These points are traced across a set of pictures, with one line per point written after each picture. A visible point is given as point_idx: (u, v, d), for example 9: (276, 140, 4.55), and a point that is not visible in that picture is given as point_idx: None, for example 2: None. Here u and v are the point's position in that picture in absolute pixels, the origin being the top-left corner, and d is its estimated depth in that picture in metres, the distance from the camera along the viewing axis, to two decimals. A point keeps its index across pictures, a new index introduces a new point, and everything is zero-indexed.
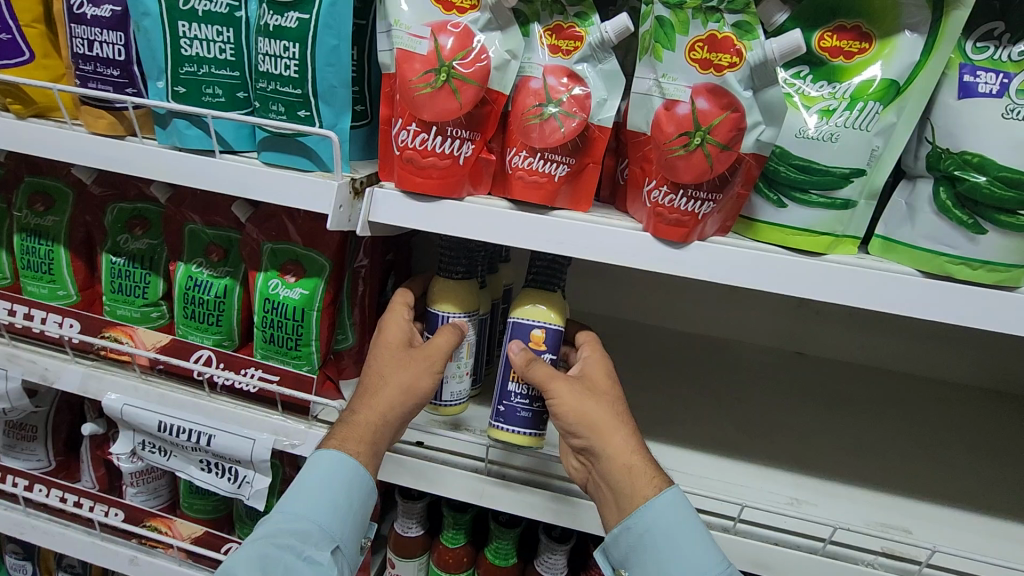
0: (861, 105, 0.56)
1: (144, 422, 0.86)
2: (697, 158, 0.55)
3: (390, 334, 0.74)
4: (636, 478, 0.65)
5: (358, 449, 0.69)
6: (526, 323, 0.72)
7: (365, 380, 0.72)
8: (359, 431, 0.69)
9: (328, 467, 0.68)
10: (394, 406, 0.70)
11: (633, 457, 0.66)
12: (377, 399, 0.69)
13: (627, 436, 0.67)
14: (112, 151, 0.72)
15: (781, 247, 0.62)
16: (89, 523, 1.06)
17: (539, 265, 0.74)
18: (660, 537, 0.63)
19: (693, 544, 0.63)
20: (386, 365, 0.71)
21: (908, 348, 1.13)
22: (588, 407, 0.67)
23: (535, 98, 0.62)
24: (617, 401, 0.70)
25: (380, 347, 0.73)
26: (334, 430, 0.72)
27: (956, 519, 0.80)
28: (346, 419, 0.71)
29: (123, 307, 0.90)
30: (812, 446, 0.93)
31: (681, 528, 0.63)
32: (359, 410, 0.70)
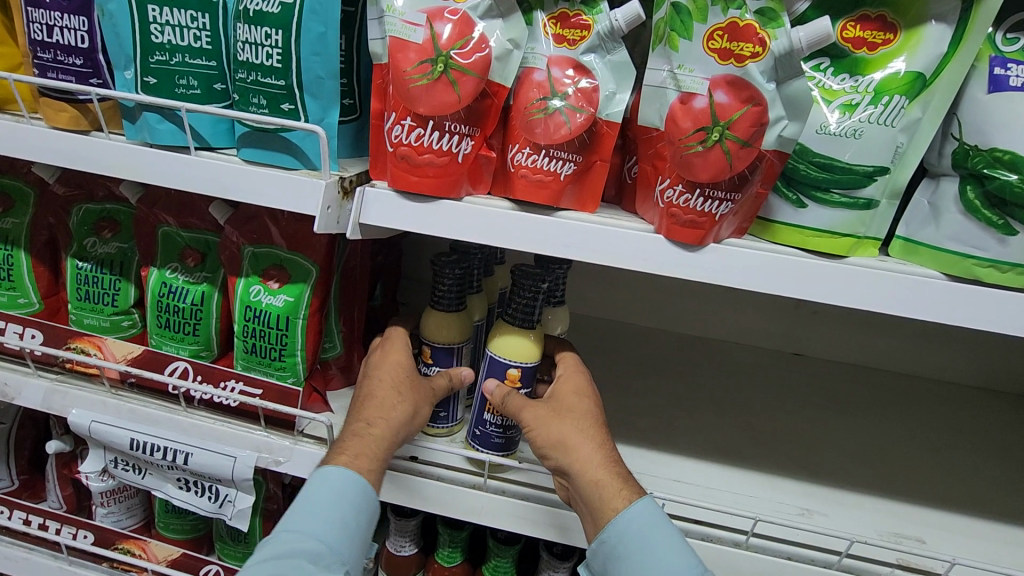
0: (886, 99, 0.53)
1: (115, 439, 0.80)
2: (715, 155, 0.52)
3: (397, 356, 0.72)
4: (606, 491, 0.62)
5: (370, 466, 0.64)
6: (503, 361, 0.70)
7: (377, 392, 0.68)
8: (374, 446, 0.65)
9: (338, 480, 0.62)
10: (408, 426, 0.68)
11: (603, 472, 0.63)
12: (396, 414, 0.67)
13: (597, 451, 0.64)
14: (74, 146, 0.66)
15: (799, 249, 0.58)
16: (56, 546, 0.98)
17: (520, 302, 0.70)
18: (632, 546, 0.59)
19: (667, 551, 0.59)
20: (402, 384, 0.69)
21: (907, 349, 1.12)
22: (553, 427, 0.66)
23: (538, 91, 0.58)
24: (589, 416, 0.67)
25: (390, 365, 0.71)
26: (338, 445, 0.66)
27: (968, 527, 0.78)
28: (352, 433, 0.66)
29: (90, 316, 0.84)
30: (818, 451, 0.90)
31: (653, 534, 0.60)
32: (375, 424, 0.66)
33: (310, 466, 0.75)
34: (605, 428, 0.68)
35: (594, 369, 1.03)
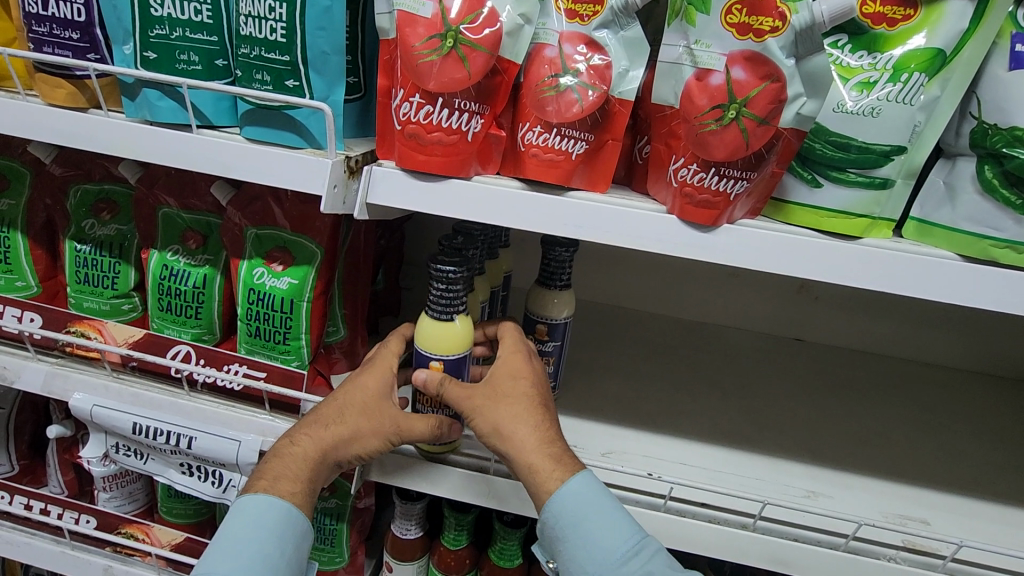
0: (905, 77, 0.52)
1: (117, 424, 0.79)
2: (731, 133, 0.51)
3: (366, 379, 0.68)
4: (542, 474, 0.63)
5: (291, 491, 0.63)
6: (426, 354, 0.69)
7: (320, 410, 0.66)
8: (294, 468, 0.63)
9: (256, 508, 0.62)
10: (343, 449, 0.65)
11: (539, 456, 0.63)
12: (323, 435, 0.65)
13: (532, 435, 0.64)
14: (72, 124, 0.64)
15: (813, 230, 0.58)
16: (58, 531, 0.98)
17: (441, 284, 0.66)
18: (570, 528, 0.61)
19: (606, 521, 0.61)
20: (350, 403, 0.67)
21: (908, 333, 1.12)
22: (490, 414, 0.65)
23: (550, 68, 0.57)
24: (528, 399, 0.66)
25: (351, 384, 0.68)
26: (264, 465, 0.65)
27: (971, 509, 0.79)
28: (284, 448, 0.65)
29: (89, 299, 0.82)
30: (822, 434, 0.90)
31: (592, 508, 0.62)
32: (299, 444, 0.64)
33: None
34: (545, 409, 0.67)
35: (598, 353, 1.03)
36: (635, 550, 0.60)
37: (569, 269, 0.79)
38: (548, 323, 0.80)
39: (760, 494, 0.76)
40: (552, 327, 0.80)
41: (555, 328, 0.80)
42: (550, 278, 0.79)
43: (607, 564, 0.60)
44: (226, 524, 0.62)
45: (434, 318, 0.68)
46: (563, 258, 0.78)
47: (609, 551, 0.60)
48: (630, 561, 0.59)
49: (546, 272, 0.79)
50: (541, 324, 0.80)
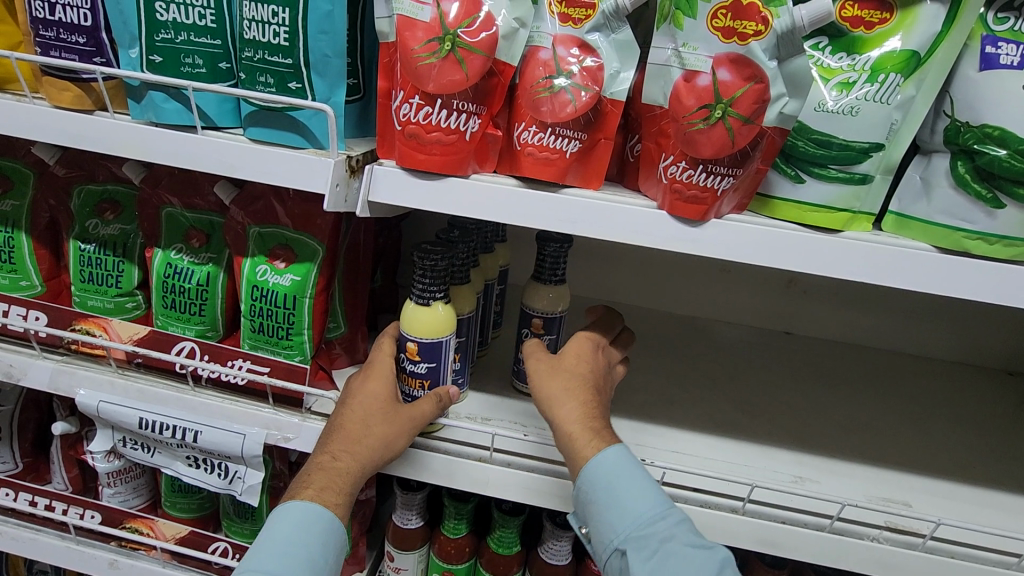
0: (882, 77, 0.55)
1: (123, 419, 0.81)
2: (718, 132, 0.53)
3: (375, 386, 0.71)
4: (577, 442, 0.66)
5: (336, 500, 0.66)
6: (403, 334, 0.73)
7: (345, 425, 0.69)
8: (338, 481, 0.66)
9: (300, 516, 0.64)
10: (374, 458, 0.68)
11: (579, 425, 0.67)
12: (359, 448, 0.67)
13: (577, 406, 0.68)
14: (79, 126, 0.66)
15: (797, 224, 0.60)
16: (64, 527, 1.00)
17: (426, 265, 0.70)
18: (602, 489, 0.63)
19: (637, 487, 0.63)
20: (370, 414, 0.69)
21: (893, 325, 1.16)
22: (544, 383, 0.70)
23: (544, 70, 0.59)
24: (583, 378, 0.71)
25: (365, 395, 0.70)
26: (305, 477, 0.68)
27: (951, 491, 0.82)
28: (316, 465, 0.67)
29: (94, 297, 0.84)
30: (810, 423, 0.93)
31: (626, 477, 0.63)
32: (340, 459, 0.67)
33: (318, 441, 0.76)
34: (596, 390, 0.71)
35: None
36: (659, 515, 0.62)
37: (564, 264, 0.81)
38: (543, 317, 0.82)
39: (750, 479, 0.79)
40: (548, 321, 0.82)
41: (549, 322, 0.82)
42: (547, 273, 0.81)
43: (632, 524, 0.61)
44: (270, 524, 0.65)
45: (415, 301, 0.72)
46: (557, 253, 0.80)
47: (636, 513, 0.62)
48: (654, 523, 0.61)
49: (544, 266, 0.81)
50: (536, 318, 0.82)
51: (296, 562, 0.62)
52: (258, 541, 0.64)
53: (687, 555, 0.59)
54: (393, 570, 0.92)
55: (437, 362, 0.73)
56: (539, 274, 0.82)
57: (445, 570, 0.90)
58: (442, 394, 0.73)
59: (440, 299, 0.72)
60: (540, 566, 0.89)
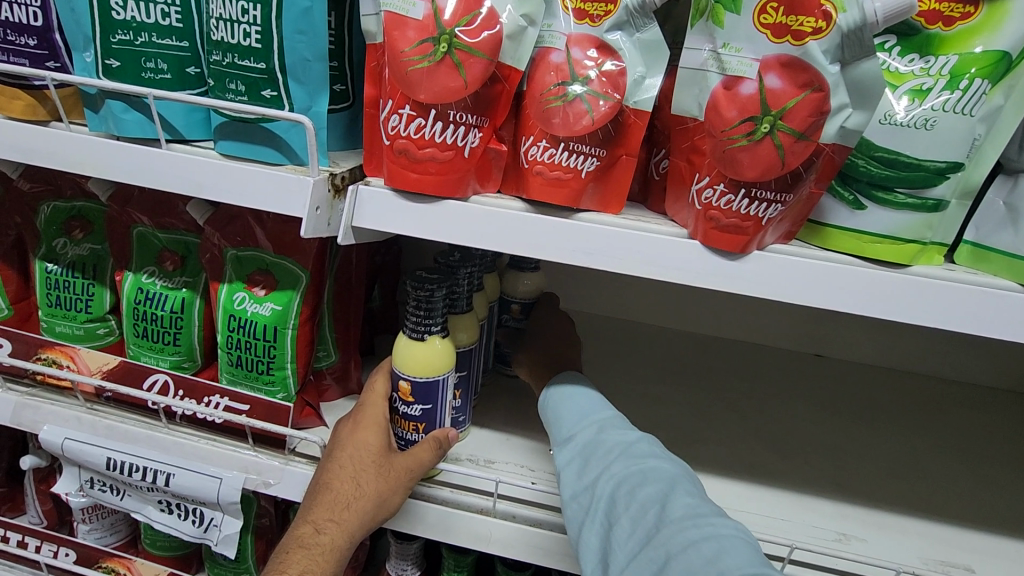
0: (965, 83, 0.45)
1: (90, 459, 0.74)
2: (765, 149, 0.44)
3: (366, 436, 0.63)
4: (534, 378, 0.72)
5: None
6: (396, 371, 0.65)
7: (333, 486, 0.60)
8: (321, 560, 0.58)
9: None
10: (365, 524, 0.60)
11: (533, 362, 0.73)
12: (347, 516, 0.59)
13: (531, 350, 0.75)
14: (31, 139, 0.58)
15: (856, 257, 0.51)
16: (36, 565, 0.92)
17: (419, 296, 0.62)
18: (549, 406, 0.65)
19: (572, 395, 0.64)
20: (362, 472, 0.61)
21: (936, 351, 1.06)
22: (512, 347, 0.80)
23: (556, 75, 0.50)
24: (540, 330, 0.78)
25: (354, 448, 0.62)
26: (283, 554, 0.59)
27: (1018, 553, 0.72)
28: (297, 537, 0.59)
29: (62, 323, 0.77)
30: (850, 466, 0.84)
31: (563, 388, 0.66)
32: (325, 532, 0.59)
33: (301, 489, 0.68)
34: (557, 335, 0.77)
35: (608, 375, 0.96)
36: (588, 414, 0.62)
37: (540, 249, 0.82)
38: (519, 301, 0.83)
39: (788, 538, 0.69)
40: (526, 306, 0.84)
41: (527, 306, 0.83)
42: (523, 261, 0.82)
43: (562, 426, 0.62)
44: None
45: (408, 336, 0.63)
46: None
47: (567, 415, 0.63)
48: (581, 420, 0.61)
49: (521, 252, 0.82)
50: (515, 304, 0.83)
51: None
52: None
53: (607, 444, 0.57)
54: None
55: (434, 404, 0.65)
56: (517, 264, 0.83)
57: None
58: (440, 436, 0.64)
59: (438, 332, 0.64)
60: None
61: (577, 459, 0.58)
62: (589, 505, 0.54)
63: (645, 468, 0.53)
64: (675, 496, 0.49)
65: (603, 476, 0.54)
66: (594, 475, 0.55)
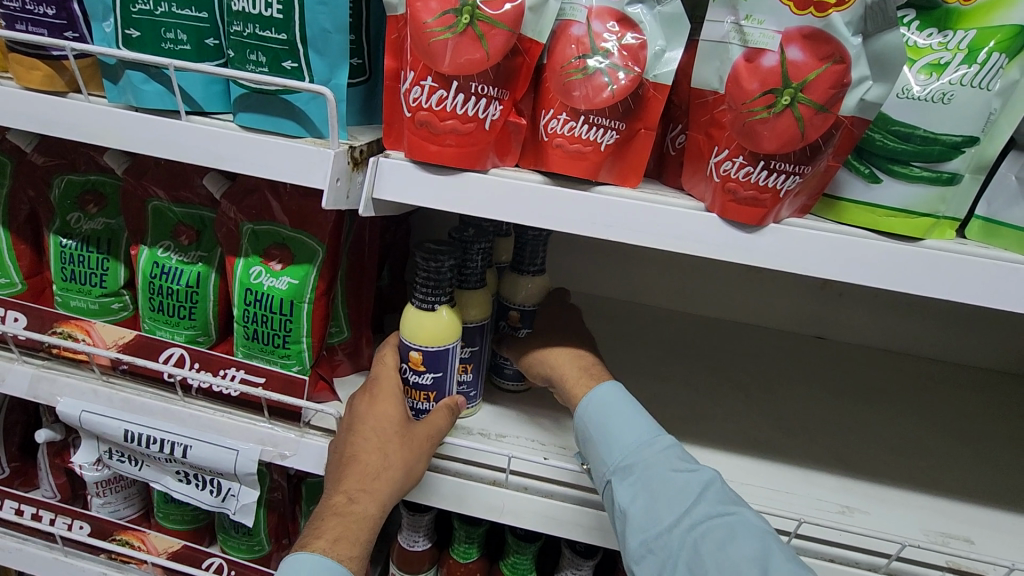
0: (984, 58, 0.46)
1: (108, 430, 0.75)
2: (786, 122, 0.45)
3: (386, 406, 0.64)
4: (571, 383, 0.69)
5: (350, 553, 0.58)
6: (405, 342, 0.66)
7: (360, 456, 0.61)
8: (356, 527, 0.59)
9: (314, 569, 0.55)
10: (393, 492, 0.61)
11: (569, 367, 0.70)
12: (377, 484, 0.60)
13: (563, 354, 0.72)
14: (50, 110, 0.59)
15: (870, 231, 0.52)
16: (50, 537, 0.93)
17: (426, 273, 0.63)
18: (594, 424, 0.64)
19: (624, 417, 0.63)
20: (387, 441, 0.62)
21: (938, 332, 1.07)
22: (529, 348, 0.75)
23: (576, 48, 0.50)
24: (560, 332, 0.75)
25: (375, 419, 0.63)
26: (317, 523, 0.59)
27: (1015, 525, 0.74)
28: (332, 508, 0.59)
29: (76, 298, 0.77)
30: (854, 443, 0.85)
31: (613, 407, 0.64)
32: (357, 500, 0.59)
33: (317, 460, 0.69)
34: (579, 339, 0.74)
35: (615, 354, 0.97)
36: (648, 443, 0.61)
37: (544, 252, 0.77)
38: (519, 309, 0.78)
39: (794, 511, 0.71)
40: (525, 313, 0.78)
41: (528, 313, 0.78)
42: (525, 263, 0.77)
43: (621, 454, 0.61)
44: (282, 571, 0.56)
45: (417, 307, 0.65)
46: (535, 240, 0.76)
47: (625, 443, 0.62)
48: (642, 451, 0.61)
49: (521, 256, 0.77)
50: (514, 311, 0.79)
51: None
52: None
53: (674, 483, 0.58)
54: None
55: (443, 371, 0.67)
56: (516, 266, 0.77)
57: None
58: (452, 402, 0.67)
59: (447, 302, 0.65)
60: None
61: (646, 498, 0.58)
62: (667, 553, 0.55)
63: (733, 522, 0.55)
64: (775, 559, 0.52)
65: (681, 525, 0.56)
66: (669, 520, 0.56)
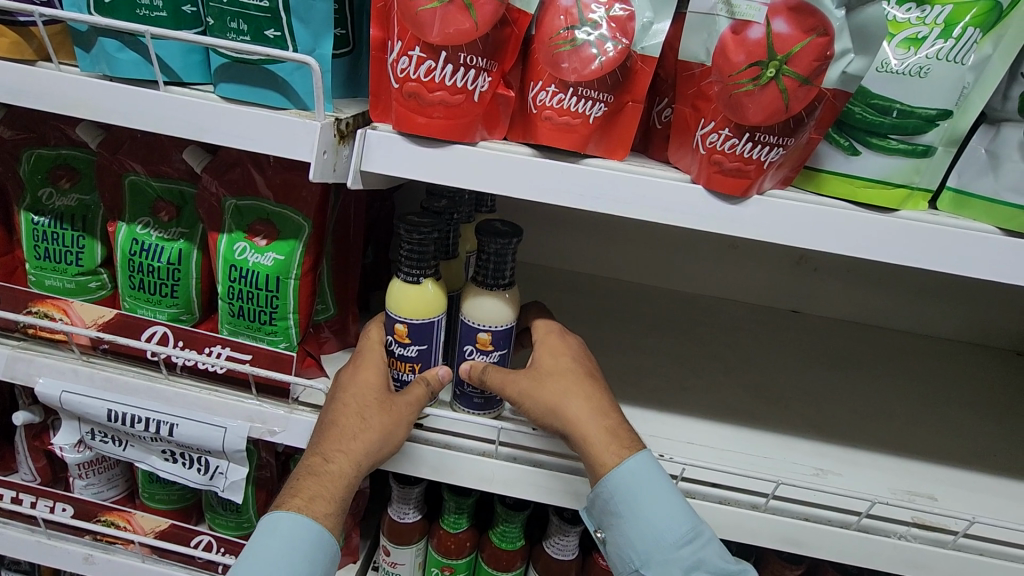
0: (959, 32, 0.47)
1: (90, 411, 0.74)
2: (770, 94, 0.46)
3: (368, 375, 0.65)
4: (596, 447, 0.63)
5: (326, 510, 0.61)
6: (390, 314, 0.66)
7: (338, 421, 0.63)
8: (330, 486, 0.61)
9: (291, 527, 0.59)
10: (370, 456, 0.62)
11: (592, 426, 0.64)
12: (352, 447, 0.61)
13: (584, 407, 0.64)
14: (17, 78, 0.56)
15: (848, 202, 0.53)
16: (32, 521, 0.92)
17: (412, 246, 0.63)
18: (626, 507, 0.62)
19: (661, 508, 0.61)
20: (365, 407, 0.63)
21: (907, 305, 1.11)
22: (539, 394, 0.65)
23: (564, 19, 0.50)
24: (573, 375, 0.67)
25: (356, 386, 0.64)
26: (294, 483, 0.62)
27: (976, 482, 0.78)
28: (308, 470, 0.62)
29: (52, 276, 0.75)
30: (827, 409, 0.89)
31: (649, 491, 0.62)
32: (333, 461, 0.61)
33: (306, 435, 0.70)
34: (593, 383, 0.67)
35: (598, 329, 0.99)
36: (688, 539, 0.61)
37: (510, 266, 0.66)
38: (490, 330, 0.66)
39: (772, 473, 0.74)
40: (499, 334, 0.67)
41: (500, 335, 0.67)
42: (491, 276, 0.66)
43: (658, 548, 0.61)
44: (258, 537, 0.60)
45: (402, 280, 0.65)
46: (500, 251, 0.64)
47: (663, 538, 0.61)
48: (681, 548, 0.61)
49: (486, 267, 0.65)
50: (484, 332, 0.67)
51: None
52: (243, 555, 0.59)
53: None
54: (389, 565, 0.87)
55: (428, 344, 0.67)
56: (478, 277, 0.66)
57: (444, 566, 0.85)
58: (429, 376, 0.66)
59: (431, 275, 0.65)
60: (544, 561, 0.84)
61: None
62: None
63: None
64: None
65: None
66: None
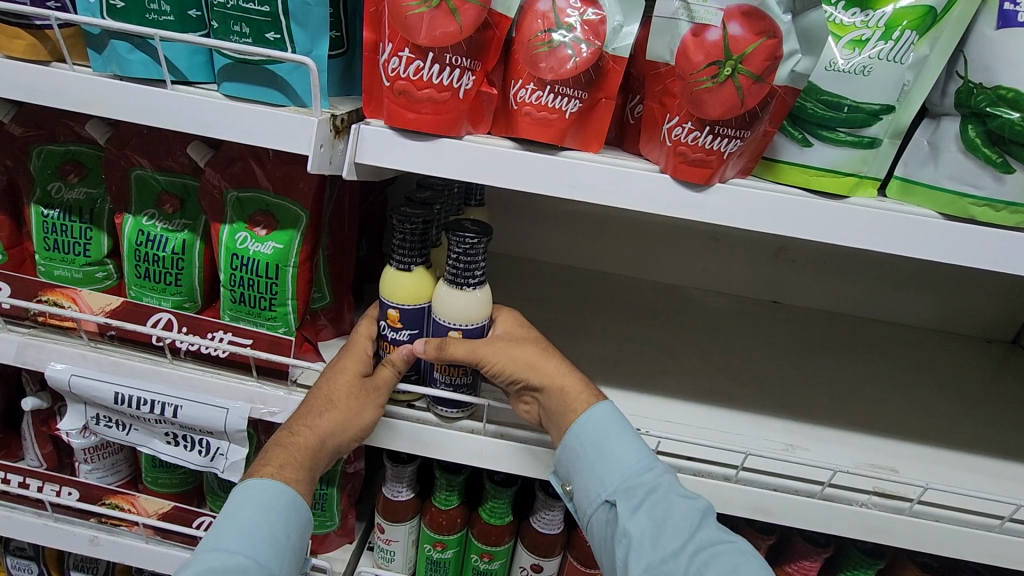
0: (897, 35, 0.52)
1: (97, 394, 0.77)
2: (727, 91, 0.51)
3: (346, 362, 0.70)
4: (571, 396, 0.68)
5: (295, 477, 0.65)
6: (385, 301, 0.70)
7: (311, 399, 0.68)
8: (296, 456, 0.65)
9: (265, 494, 0.63)
10: (335, 432, 0.67)
11: (567, 380, 0.69)
12: (318, 421, 0.66)
13: (556, 363, 0.69)
14: (33, 78, 0.60)
15: (802, 189, 0.58)
16: (38, 505, 0.96)
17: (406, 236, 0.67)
18: (593, 446, 0.66)
19: (622, 442, 0.66)
20: (336, 388, 0.68)
21: (878, 294, 1.17)
22: (516, 351, 0.68)
23: (543, 22, 0.55)
24: (538, 339, 0.71)
25: (334, 371, 0.70)
26: (267, 454, 0.66)
27: (935, 456, 0.83)
28: (279, 441, 0.66)
29: (61, 267, 0.79)
30: (798, 391, 0.94)
31: (611, 428, 0.67)
32: (300, 433, 0.66)
33: None
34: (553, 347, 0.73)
35: (583, 317, 1.04)
36: (649, 465, 0.65)
37: (482, 262, 0.66)
38: (461, 329, 0.68)
39: (743, 446, 0.79)
40: (472, 331, 0.68)
41: (472, 331, 0.68)
42: (461, 275, 0.66)
43: (623, 476, 0.65)
44: (232, 506, 0.63)
45: (395, 268, 0.69)
46: (473, 250, 0.64)
47: (626, 466, 0.65)
48: (643, 474, 0.65)
49: (457, 265, 0.66)
50: (455, 330, 0.68)
51: (251, 539, 0.60)
52: (216, 529, 0.62)
53: (675, 509, 0.63)
54: (384, 542, 0.91)
55: (420, 329, 0.71)
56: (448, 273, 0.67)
57: (436, 541, 0.89)
58: (393, 358, 0.69)
59: (422, 262, 0.70)
60: (531, 535, 0.89)
61: (648, 523, 0.62)
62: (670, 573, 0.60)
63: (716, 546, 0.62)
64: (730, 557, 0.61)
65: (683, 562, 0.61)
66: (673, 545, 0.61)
